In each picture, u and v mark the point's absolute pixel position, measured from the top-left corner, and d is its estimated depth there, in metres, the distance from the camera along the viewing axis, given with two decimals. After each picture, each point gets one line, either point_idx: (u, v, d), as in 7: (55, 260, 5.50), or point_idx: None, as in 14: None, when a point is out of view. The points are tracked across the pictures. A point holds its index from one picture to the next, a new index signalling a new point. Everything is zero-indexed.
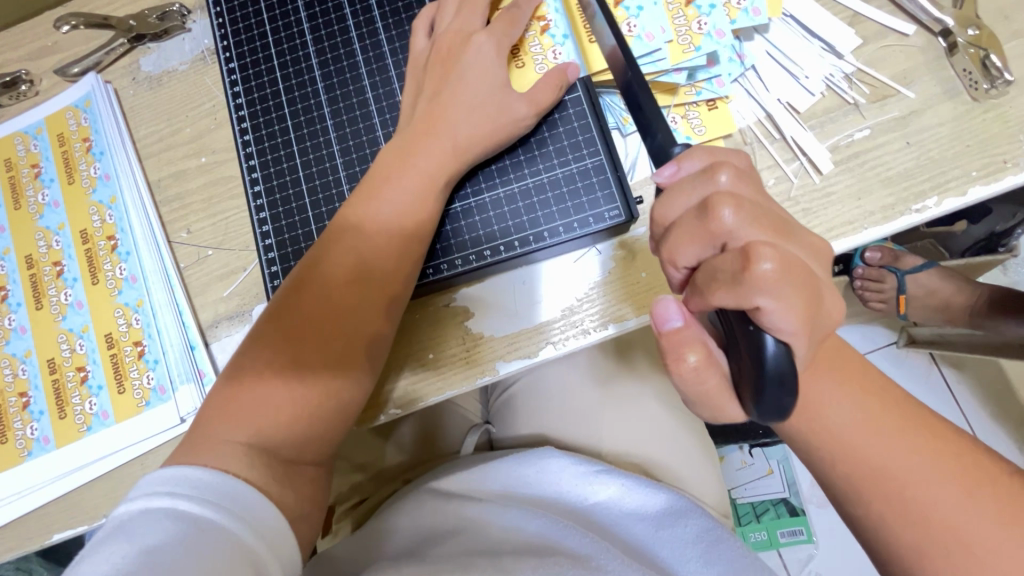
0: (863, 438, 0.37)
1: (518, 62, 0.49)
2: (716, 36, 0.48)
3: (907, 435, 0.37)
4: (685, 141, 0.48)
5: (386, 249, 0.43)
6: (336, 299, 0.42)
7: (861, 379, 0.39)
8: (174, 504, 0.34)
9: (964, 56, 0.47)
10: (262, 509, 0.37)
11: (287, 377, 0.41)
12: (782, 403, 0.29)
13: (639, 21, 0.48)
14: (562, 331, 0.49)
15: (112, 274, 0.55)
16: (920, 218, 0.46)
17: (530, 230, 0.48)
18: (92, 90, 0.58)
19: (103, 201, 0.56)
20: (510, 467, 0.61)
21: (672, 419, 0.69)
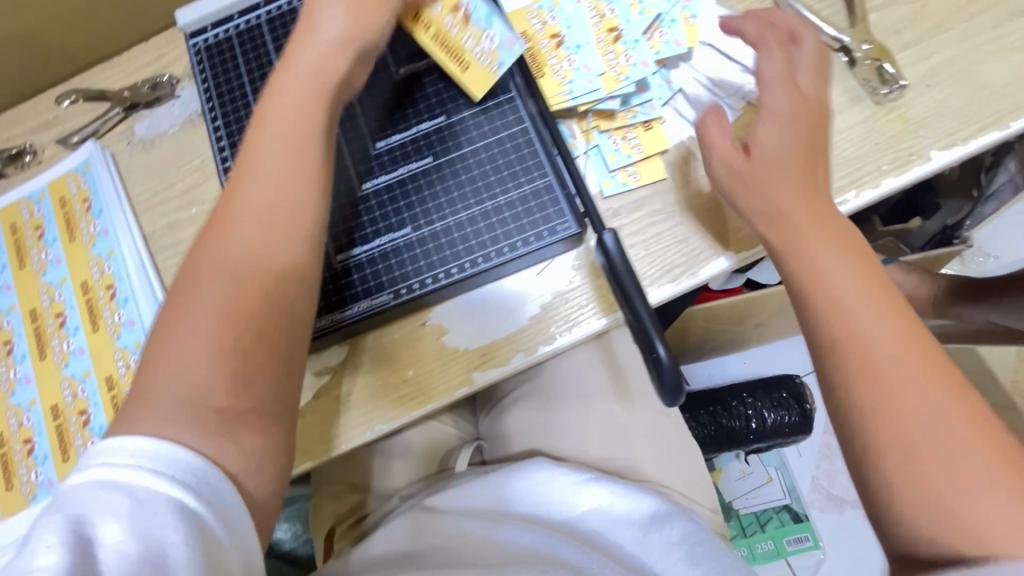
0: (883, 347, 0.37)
1: (461, 62, 0.51)
2: (641, 66, 0.54)
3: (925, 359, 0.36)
4: (626, 159, 0.54)
5: (274, 231, 0.41)
6: (225, 291, 0.39)
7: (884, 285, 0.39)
8: (115, 476, 0.34)
9: (863, 68, 0.53)
10: (206, 478, 0.35)
11: (193, 375, 0.37)
12: (676, 385, 0.39)
13: (576, 55, 0.54)
14: (532, 339, 0.53)
15: (111, 320, 0.59)
16: (843, 210, 0.52)
17: (491, 247, 0.52)
18: (92, 156, 0.64)
19: (101, 254, 0.61)
20: (503, 481, 0.63)
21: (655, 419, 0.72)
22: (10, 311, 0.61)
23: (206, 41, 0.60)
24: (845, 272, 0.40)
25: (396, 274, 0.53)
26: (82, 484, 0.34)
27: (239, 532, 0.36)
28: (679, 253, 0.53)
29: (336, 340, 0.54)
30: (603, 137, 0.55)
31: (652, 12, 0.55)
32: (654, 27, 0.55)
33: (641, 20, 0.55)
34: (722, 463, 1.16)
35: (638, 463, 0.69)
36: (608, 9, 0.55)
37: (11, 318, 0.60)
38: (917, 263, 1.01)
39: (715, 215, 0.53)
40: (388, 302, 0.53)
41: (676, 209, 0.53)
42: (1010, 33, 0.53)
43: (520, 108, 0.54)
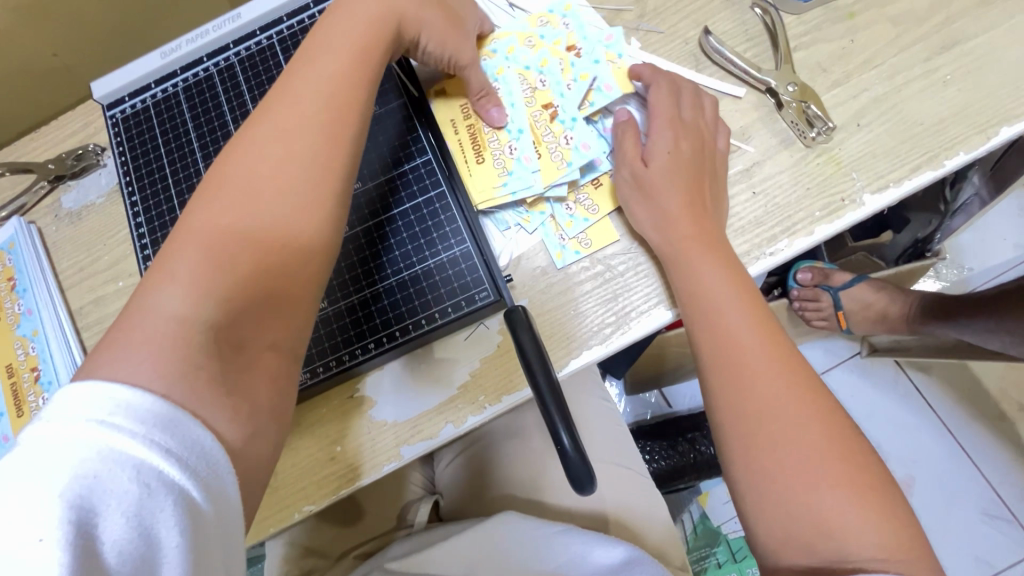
0: (775, 405, 0.41)
1: (479, 157, 0.53)
2: (582, 142, 0.51)
3: (816, 412, 0.41)
4: (583, 223, 0.52)
5: (298, 210, 0.37)
6: (225, 279, 0.33)
7: (781, 343, 0.44)
8: (116, 445, 0.26)
9: (790, 110, 0.52)
10: (218, 468, 0.29)
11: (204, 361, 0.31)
12: (589, 475, 0.37)
13: (515, 136, 0.52)
14: (460, 409, 0.51)
15: (36, 404, 0.57)
16: (775, 260, 0.50)
17: (409, 318, 0.51)
18: (16, 233, 0.62)
19: (26, 334, 0.59)
20: (464, 542, 0.60)
21: (613, 465, 0.70)
22: None
23: (123, 112, 0.60)
24: (749, 334, 0.44)
25: (312, 352, 0.51)
26: (51, 437, 0.26)
27: (227, 515, 0.30)
28: (607, 311, 0.51)
29: None
30: (555, 205, 0.52)
31: (587, 78, 0.53)
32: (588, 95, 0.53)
33: (575, 90, 0.53)
34: (709, 488, 1.19)
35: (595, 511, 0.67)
36: (540, 82, 0.53)
37: None
38: (888, 279, 0.99)
39: (644, 270, 0.51)
40: (305, 381, 0.51)
41: (602, 263, 0.52)
42: (940, 67, 0.51)
43: (435, 171, 0.53)
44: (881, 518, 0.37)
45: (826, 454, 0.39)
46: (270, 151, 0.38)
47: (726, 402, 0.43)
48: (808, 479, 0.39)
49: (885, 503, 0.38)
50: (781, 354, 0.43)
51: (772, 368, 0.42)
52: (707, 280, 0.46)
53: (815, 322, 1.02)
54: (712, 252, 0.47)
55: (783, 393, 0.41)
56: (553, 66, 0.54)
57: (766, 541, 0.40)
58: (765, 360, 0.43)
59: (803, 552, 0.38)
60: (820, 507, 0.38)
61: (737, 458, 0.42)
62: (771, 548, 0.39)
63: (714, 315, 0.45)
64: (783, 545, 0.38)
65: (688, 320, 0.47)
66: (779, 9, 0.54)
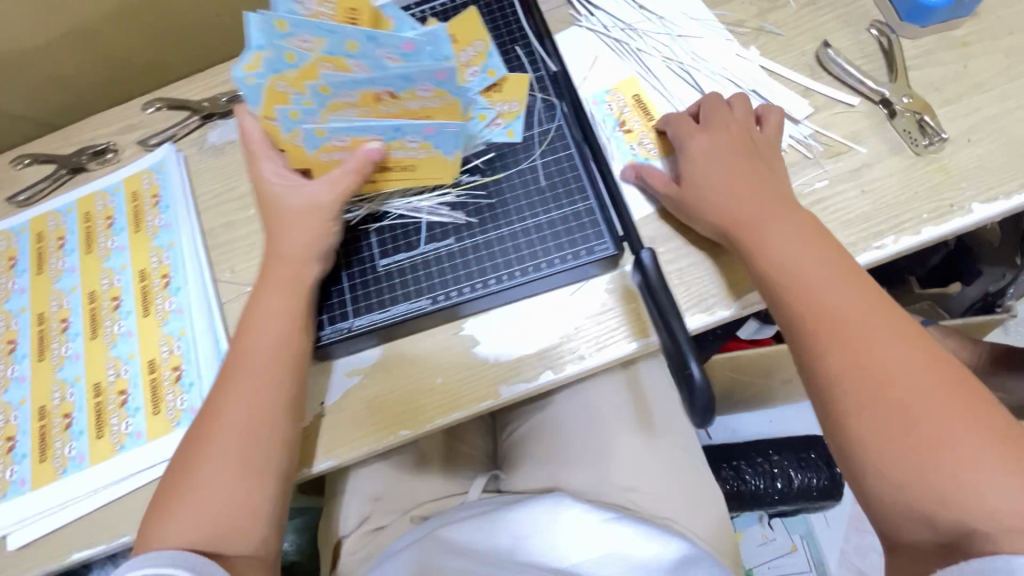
0: (891, 370, 0.41)
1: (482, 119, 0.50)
2: (432, 75, 0.43)
3: (936, 375, 0.41)
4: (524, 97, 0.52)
5: (287, 317, 0.51)
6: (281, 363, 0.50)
7: (888, 308, 0.44)
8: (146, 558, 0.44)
9: (902, 119, 0.55)
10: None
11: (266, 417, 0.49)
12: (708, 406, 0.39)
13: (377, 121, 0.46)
14: (561, 355, 0.54)
15: (162, 307, 0.62)
16: (881, 254, 0.52)
17: (531, 262, 0.53)
18: (167, 157, 0.69)
19: (162, 245, 0.65)
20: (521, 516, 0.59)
21: (683, 460, 0.65)
22: (70, 292, 0.65)
23: None
24: (849, 294, 0.45)
25: (437, 281, 0.53)
26: None
27: None
28: (712, 283, 0.53)
29: (373, 344, 0.56)
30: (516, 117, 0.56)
31: (347, 37, 0.40)
32: (475, 72, 0.55)
33: (363, 61, 0.42)
34: (744, 526, 1.17)
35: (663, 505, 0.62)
36: (341, 85, 0.43)
37: (70, 298, 0.64)
38: (957, 328, 0.98)
39: None
40: (425, 308, 0.53)
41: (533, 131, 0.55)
42: None
43: (566, 134, 0.56)
44: (1015, 483, 0.37)
45: (950, 416, 0.39)
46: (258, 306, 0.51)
47: (843, 363, 0.43)
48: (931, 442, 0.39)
49: (1021, 463, 0.37)
50: (888, 320, 0.44)
51: (883, 334, 0.43)
52: (801, 249, 0.47)
53: None
54: (801, 222, 0.49)
55: (894, 344, 0.42)
56: (330, 43, 0.41)
57: (887, 511, 0.40)
58: (876, 326, 0.43)
59: (924, 520, 0.38)
60: (946, 469, 0.38)
61: (846, 426, 0.42)
62: (895, 519, 0.40)
63: (813, 281, 0.46)
64: (904, 513, 0.39)
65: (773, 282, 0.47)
66: (895, 33, 0.59)
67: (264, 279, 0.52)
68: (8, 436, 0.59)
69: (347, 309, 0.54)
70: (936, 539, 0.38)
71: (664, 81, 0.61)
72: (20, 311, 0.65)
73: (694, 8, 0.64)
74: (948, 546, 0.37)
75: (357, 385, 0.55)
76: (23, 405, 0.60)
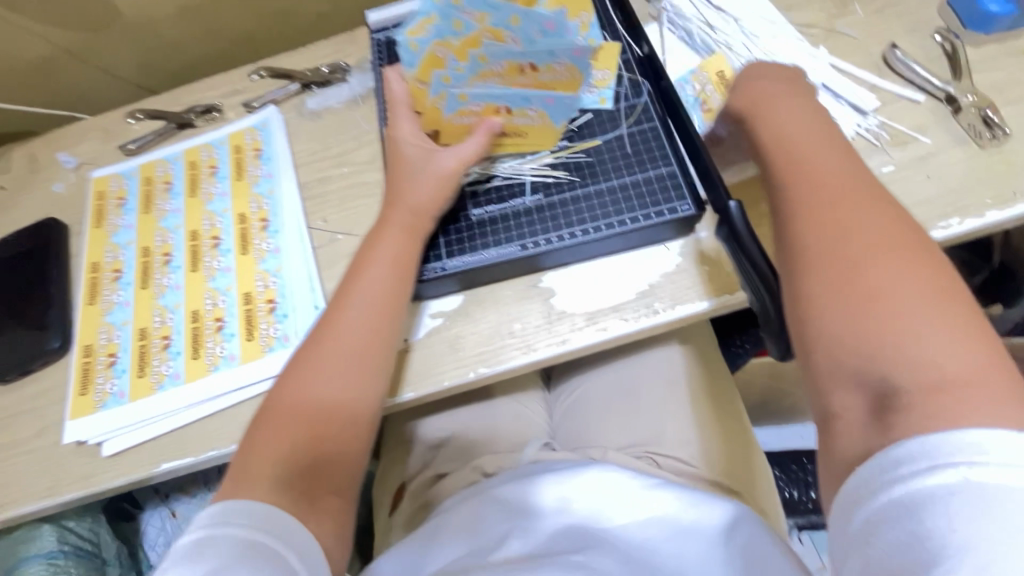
0: (861, 240, 0.42)
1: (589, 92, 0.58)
2: (571, 53, 0.51)
3: (902, 252, 0.41)
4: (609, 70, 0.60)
5: (398, 263, 0.54)
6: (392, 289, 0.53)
7: (880, 198, 0.45)
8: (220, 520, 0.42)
9: (968, 114, 0.59)
10: (288, 519, 0.44)
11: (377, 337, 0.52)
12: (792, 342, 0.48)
13: (511, 89, 0.55)
14: (635, 309, 0.57)
15: (260, 247, 0.67)
16: (946, 233, 0.55)
17: (616, 217, 0.58)
18: (270, 117, 0.76)
19: (263, 193, 0.70)
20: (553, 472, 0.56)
21: (731, 427, 0.68)
22: (174, 230, 0.70)
23: (385, 38, 0.74)
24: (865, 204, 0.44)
25: (528, 230, 0.59)
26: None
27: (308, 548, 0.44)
28: None
29: (455, 290, 0.60)
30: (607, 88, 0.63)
31: (512, 14, 0.48)
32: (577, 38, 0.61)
33: (518, 35, 0.50)
34: None
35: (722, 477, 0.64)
36: (494, 56, 0.51)
37: (174, 235, 0.70)
38: None
39: None
40: (515, 253, 0.58)
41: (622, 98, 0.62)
42: None
43: (650, 111, 0.62)
44: (956, 351, 0.37)
45: (906, 283, 0.40)
46: (368, 255, 0.55)
47: (831, 258, 0.42)
48: (887, 321, 0.39)
49: (973, 339, 0.37)
50: (867, 200, 0.44)
51: (860, 210, 0.44)
52: (796, 140, 0.49)
53: None
54: (808, 126, 0.50)
55: (896, 252, 0.41)
56: (496, 15, 0.48)
57: (819, 367, 0.41)
58: (854, 204, 0.44)
59: (854, 377, 0.39)
60: (883, 329, 0.39)
61: (795, 290, 0.43)
62: (823, 376, 0.41)
63: (804, 165, 0.47)
64: (832, 369, 0.40)
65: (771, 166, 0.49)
66: (958, 38, 0.63)
67: (378, 227, 0.56)
68: (110, 352, 0.64)
69: (440, 251, 0.59)
70: (862, 401, 0.38)
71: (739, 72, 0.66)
72: (127, 244, 0.71)
73: (767, 11, 0.70)
74: (879, 411, 0.37)
75: (439, 326, 0.59)
76: (126, 326, 0.65)
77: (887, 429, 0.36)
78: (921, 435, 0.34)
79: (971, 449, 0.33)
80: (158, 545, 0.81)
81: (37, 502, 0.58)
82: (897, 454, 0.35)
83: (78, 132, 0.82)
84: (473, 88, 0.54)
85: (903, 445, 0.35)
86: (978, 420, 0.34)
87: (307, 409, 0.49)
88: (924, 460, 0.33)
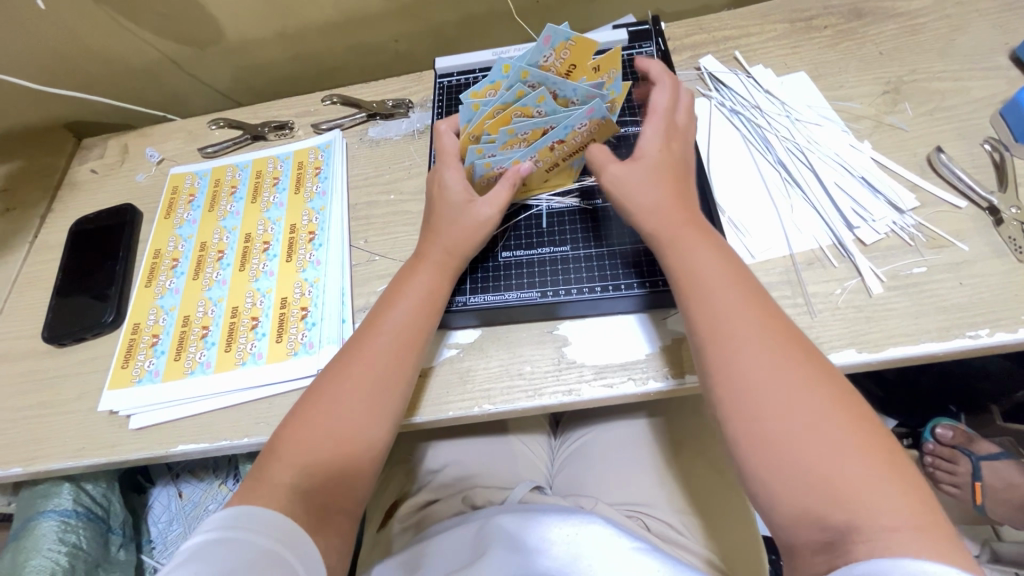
0: (779, 377, 0.44)
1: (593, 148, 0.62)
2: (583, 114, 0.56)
3: (829, 393, 0.43)
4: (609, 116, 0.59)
5: (429, 302, 0.57)
6: (419, 331, 0.56)
7: (790, 339, 0.46)
8: (244, 525, 0.43)
9: (1010, 227, 0.58)
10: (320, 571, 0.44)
11: (397, 376, 0.54)
12: None
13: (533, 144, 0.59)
14: (645, 369, 0.58)
15: (303, 256, 0.72)
16: (974, 343, 0.54)
17: (637, 280, 0.61)
18: (334, 140, 0.82)
19: (315, 208, 0.76)
20: (550, 516, 0.55)
21: (731, 501, 0.67)
22: (231, 230, 0.77)
23: (449, 82, 0.81)
24: (784, 347, 0.45)
25: (553, 280, 0.63)
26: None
27: (307, 558, 0.44)
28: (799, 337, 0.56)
29: (475, 324, 0.63)
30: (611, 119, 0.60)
31: (538, 96, 0.56)
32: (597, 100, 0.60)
33: (544, 108, 0.58)
34: None
35: (713, 553, 0.62)
36: (522, 126, 0.58)
37: (230, 235, 0.76)
38: None
39: (841, 315, 0.57)
40: (534, 299, 0.62)
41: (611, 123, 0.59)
42: None
43: None
44: (894, 483, 0.39)
45: (826, 413, 0.42)
46: (398, 291, 0.58)
47: (751, 404, 0.44)
48: (826, 471, 0.40)
49: (883, 456, 0.40)
50: (788, 339, 0.46)
51: (772, 350, 0.45)
52: (708, 267, 0.51)
53: (945, 486, 1.00)
54: (725, 261, 0.52)
55: (819, 400, 0.42)
56: (529, 95, 0.57)
57: (779, 518, 0.41)
58: (763, 334, 0.46)
59: (816, 514, 0.39)
60: (807, 465, 0.40)
61: (743, 441, 0.43)
62: (785, 524, 0.40)
63: (709, 298, 0.49)
64: (793, 507, 0.40)
65: (688, 292, 0.51)
66: (1008, 150, 0.63)
67: (415, 262, 0.60)
68: (154, 334, 0.70)
69: (466, 287, 0.63)
70: (823, 540, 0.38)
71: (778, 154, 0.68)
72: (188, 237, 0.77)
73: (815, 100, 0.72)
74: (830, 542, 0.38)
75: (454, 357, 0.62)
76: (172, 311, 0.71)
77: (848, 556, 0.36)
78: (877, 558, 0.35)
79: (928, 574, 0.33)
80: (161, 521, 0.85)
81: (64, 461, 0.63)
82: (858, 570, 0.35)
83: (167, 131, 0.92)
84: (504, 154, 0.60)
85: (865, 563, 0.35)
86: (910, 548, 0.36)
87: (331, 432, 0.50)
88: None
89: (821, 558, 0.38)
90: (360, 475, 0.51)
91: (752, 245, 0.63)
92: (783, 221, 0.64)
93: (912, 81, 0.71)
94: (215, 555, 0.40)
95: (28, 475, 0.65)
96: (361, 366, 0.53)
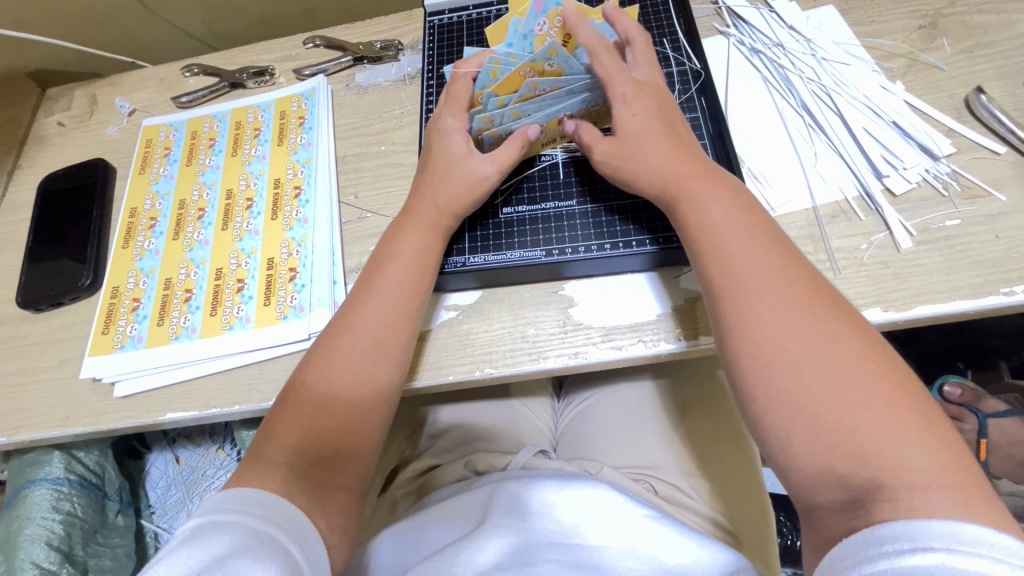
0: (802, 339, 0.40)
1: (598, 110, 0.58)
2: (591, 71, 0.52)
3: (857, 352, 0.39)
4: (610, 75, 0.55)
5: (421, 264, 0.53)
6: (413, 295, 0.52)
7: (813, 299, 0.42)
8: (233, 509, 0.40)
9: None
10: (318, 554, 0.42)
11: (391, 343, 0.50)
12: None
13: (548, 104, 0.54)
14: (656, 332, 0.55)
15: (289, 214, 0.67)
16: (1009, 301, 0.50)
17: (648, 235, 0.57)
18: (318, 86, 0.76)
19: (300, 160, 0.71)
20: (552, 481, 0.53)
21: (739, 461, 0.65)
22: (211, 186, 0.71)
23: (440, 20, 0.74)
24: (807, 306, 0.41)
25: (558, 237, 0.58)
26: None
27: (303, 531, 0.42)
28: None
29: (474, 285, 0.59)
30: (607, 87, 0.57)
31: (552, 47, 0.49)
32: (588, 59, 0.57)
33: (557, 61, 0.51)
34: None
35: (720, 514, 0.61)
36: (543, 84, 0.51)
37: (210, 191, 0.71)
38: None
39: (867, 272, 0.53)
40: (537, 258, 0.58)
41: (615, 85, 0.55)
42: None
43: (701, 128, 0.60)
44: (925, 441, 0.36)
45: (854, 374, 0.38)
46: (386, 254, 0.54)
47: (770, 367, 0.40)
48: (852, 432, 0.37)
49: (918, 418, 0.37)
50: (812, 298, 0.42)
51: (793, 311, 0.41)
52: (722, 221, 0.47)
53: None
54: (743, 213, 0.47)
55: (846, 360, 0.39)
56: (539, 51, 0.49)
57: (797, 477, 0.38)
58: (784, 293, 0.42)
59: (841, 482, 0.36)
60: (832, 428, 0.37)
61: (764, 406, 0.40)
62: (803, 483, 0.38)
63: (725, 249, 0.45)
64: (817, 476, 0.37)
65: (701, 253, 0.47)
66: None
67: (404, 219, 0.56)
68: (135, 298, 0.66)
69: (464, 246, 0.59)
70: (845, 499, 0.36)
71: (802, 98, 0.63)
72: (165, 195, 0.72)
73: (844, 37, 0.65)
74: (853, 506, 0.36)
75: (453, 319, 0.58)
76: (153, 274, 0.67)
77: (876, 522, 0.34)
78: (903, 519, 0.33)
79: (961, 536, 0.31)
80: (159, 487, 0.84)
81: (48, 431, 0.61)
82: (882, 532, 0.33)
83: (137, 79, 0.84)
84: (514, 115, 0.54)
85: (886, 525, 0.33)
86: (944, 511, 0.33)
87: (319, 402, 0.48)
88: (906, 541, 0.32)
89: (841, 520, 0.36)
90: (354, 442, 0.48)
91: (773, 197, 0.58)
92: (807, 169, 0.59)
93: (951, 14, 0.65)
94: (204, 539, 0.37)
95: (14, 445, 0.62)
96: (349, 334, 0.50)
